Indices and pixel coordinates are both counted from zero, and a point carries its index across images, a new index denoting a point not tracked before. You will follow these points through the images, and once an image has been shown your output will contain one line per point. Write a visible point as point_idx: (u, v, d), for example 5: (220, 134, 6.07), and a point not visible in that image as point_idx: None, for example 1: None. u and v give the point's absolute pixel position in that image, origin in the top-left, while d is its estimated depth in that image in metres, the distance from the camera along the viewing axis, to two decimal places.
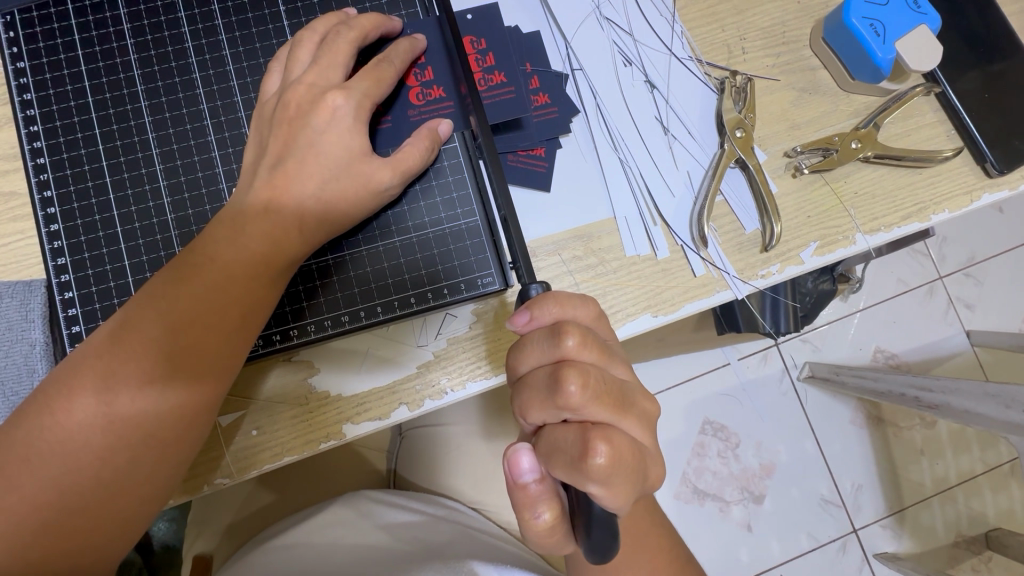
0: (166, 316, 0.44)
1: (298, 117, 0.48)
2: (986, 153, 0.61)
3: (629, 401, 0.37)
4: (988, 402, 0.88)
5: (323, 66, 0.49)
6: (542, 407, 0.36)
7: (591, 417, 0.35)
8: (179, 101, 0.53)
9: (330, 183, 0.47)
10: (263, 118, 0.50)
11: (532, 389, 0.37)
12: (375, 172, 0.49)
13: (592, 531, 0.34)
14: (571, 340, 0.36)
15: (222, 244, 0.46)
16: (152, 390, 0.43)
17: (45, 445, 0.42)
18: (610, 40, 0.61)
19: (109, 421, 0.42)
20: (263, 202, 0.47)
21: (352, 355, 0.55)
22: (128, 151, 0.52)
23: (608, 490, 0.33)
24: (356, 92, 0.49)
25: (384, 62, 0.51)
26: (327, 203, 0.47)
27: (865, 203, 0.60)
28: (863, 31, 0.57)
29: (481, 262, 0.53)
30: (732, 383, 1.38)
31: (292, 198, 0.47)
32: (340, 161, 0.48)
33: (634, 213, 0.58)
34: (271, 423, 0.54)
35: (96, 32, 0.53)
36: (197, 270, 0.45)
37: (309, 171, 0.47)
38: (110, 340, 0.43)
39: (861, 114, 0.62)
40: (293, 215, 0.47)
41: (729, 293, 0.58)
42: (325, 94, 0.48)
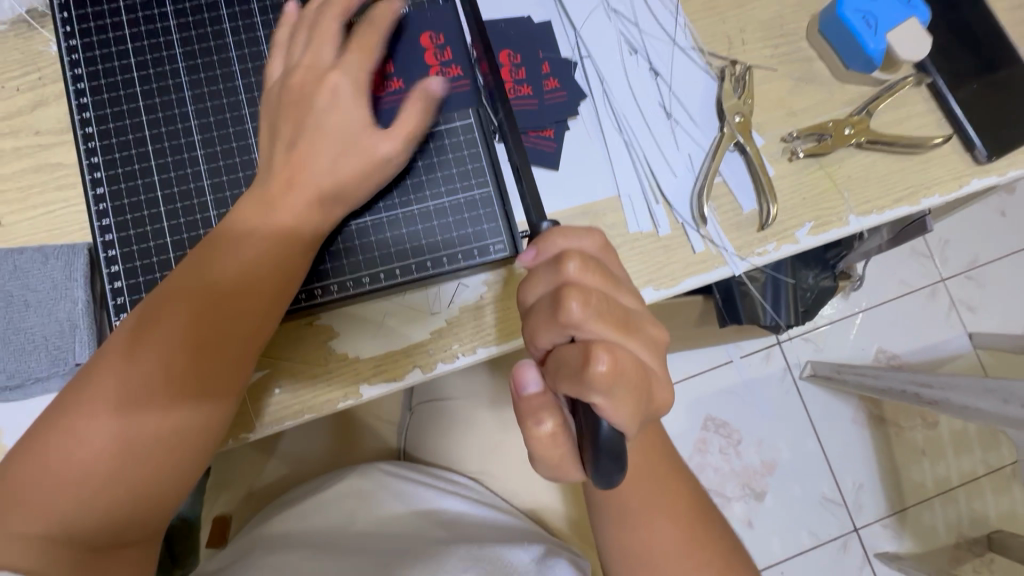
0: (193, 310, 0.47)
1: (333, 103, 0.52)
2: (976, 142, 0.64)
3: (634, 324, 0.40)
4: (988, 398, 0.91)
5: (354, 51, 0.53)
6: (549, 327, 0.39)
7: (595, 335, 0.38)
8: (216, 77, 0.57)
9: (357, 155, 0.51)
10: (271, 102, 0.54)
11: (540, 313, 0.40)
12: (401, 148, 0.53)
13: (598, 459, 0.35)
14: (573, 264, 0.39)
15: (247, 242, 0.49)
16: (177, 379, 0.46)
17: (86, 409, 0.44)
18: (617, 30, 0.65)
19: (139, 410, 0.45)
20: (298, 173, 0.51)
21: (369, 321, 0.59)
22: (169, 122, 0.56)
23: (611, 401, 0.35)
24: None
25: None
26: (355, 174, 0.51)
27: (857, 187, 0.63)
28: (857, 24, 0.61)
29: (493, 230, 0.57)
30: (733, 379, 1.40)
31: (328, 170, 0.51)
32: (367, 136, 0.52)
33: (637, 191, 0.62)
34: (293, 382, 0.57)
35: (141, 14, 0.58)
36: (227, 259, 0.48)
37: (339, 144, 0.51)
38: (140, 333, 0.46)
39: (855, 102, 0.65)
40: (326, 185, 0.51)
41: (727, 269, 0.61)
42: (359, 77, 0.52)
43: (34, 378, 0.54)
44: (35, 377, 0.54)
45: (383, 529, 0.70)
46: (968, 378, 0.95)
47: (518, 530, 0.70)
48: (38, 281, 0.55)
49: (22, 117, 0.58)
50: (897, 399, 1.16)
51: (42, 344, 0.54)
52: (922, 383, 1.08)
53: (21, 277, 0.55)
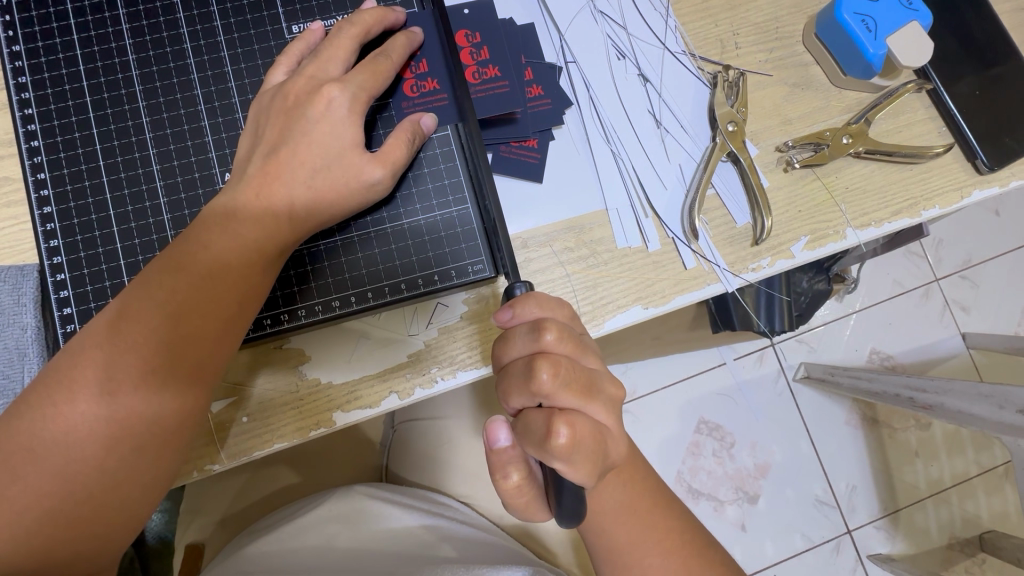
0: (135, 347, 0.43)
1: (295, 106, 0.48)
2: (977, 150, 0.61)
3: (599, 389, 0.38)
4: (982, 403, 0.88)
5: (321, 59, 0.50)
6: (519, 393, 0.38)
7: (561, 403, 0.37)
8: (173, 85, 0.53)
9: (327, 172, 0.48)
10: (262, 106, 0.50)
11: (511, 375, 0.39)
12: (366, 165, 0.49)
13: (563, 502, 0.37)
14: (550, 335, 0.38)
15: (191, 270, 0.45)
16: (121, 422, 0.42)
17: (23, 456, 0.41)
18: (604, 34, 0.61)
19: (79, 460, 0.42)
20: (256, 190, 0.47)
21: (341, 345, 0.55)
22: (123, 135, 0.52)
23: (571, 467, 0.35)
24: (352, 86, 0.49)
25: (379, 56, 0.51)
26: (326, 191, 0.48)
27: (855, 198, 0.61)
28: (855, 27, 0.58)
29: (471, 249, 0.54)
30: (727, 382, 1.38)
31: (284, 188, 0.47)
32: (336, 150, 0.48)
33: (626, 205, 0.58)
34: (262, 411, 0.54)
35: (92, 17, 0.53)
36: (196, 259, 0.45)
37: (308, 159, 0.48)
38: (75, 371, 0.42)
39: (853, 110, 0.62)
40: (284, 204, 0.47)
41: (720, 286, 0.58)
42: (322, 86, 0.49)
43: None
44: None
45: (365, 553, 0.67)
46: (963, 381, 0.94)
47: (509, 550, 0.68)
48: None
49: None
50: (892, 404, 1.14)
51: None
52: (915, 387, 1.07)
53: None
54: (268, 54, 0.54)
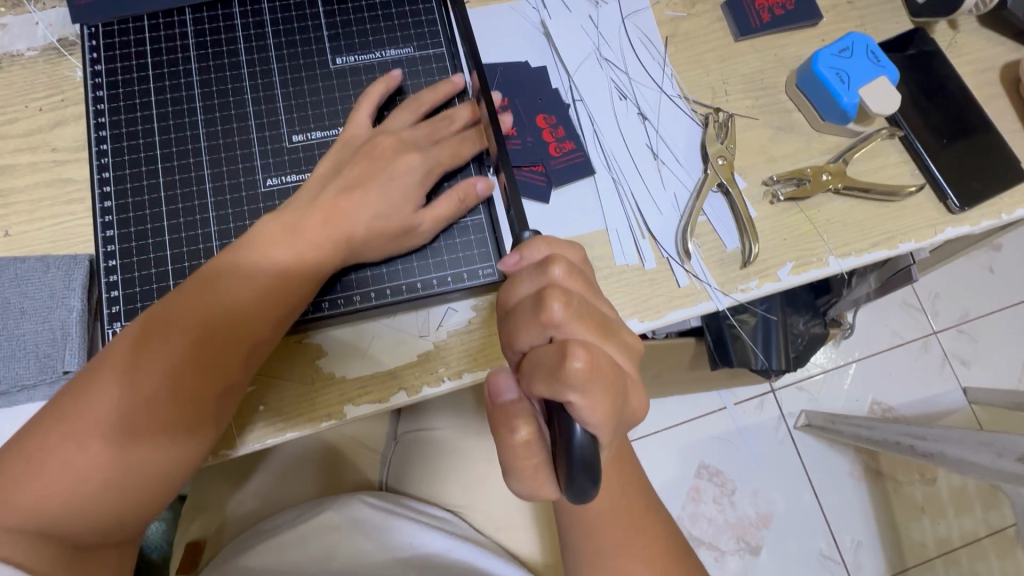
0: (186, 352, 0.47)
1: (380, 158, 0.56)
2: (948, 192, 0.67)
3: (613, 331, 0.37)
4: (982, 451, 0.90)
5: (419, 131, 0.59)
6: (529, 327, 0.36)
7: (574, 335, 0.35)
8: (229, 104, 0.61)
9: (388, 217, 0.55)
10: (349, 149, 0.57)
11: (517, 317, 0.37)
12: (417, 219, 0.56)
13: (575, 467, 0.31)
14: (558, 267, 0.37)
15: (259, 281, 0.51)
16: (131, 446, 0.45)
17: (85, 423, 0.45)
18: (608, 77, 0.69)
19: (83, 479, 0.44)
20: (324, 217, 0.53)
21: (356, 342, 0.59)
22: (181, 144, 0.59)
23: (587, 399, 0.32)
24: (432, 153, 0.58)
25: (417, 108, 0.60)
26: (380, 232, 0.55)
27: (836, 230, 0.66)
28: (830, 78, 0.65)
29: (482, 255, 0.59)
30: (727, 425, 1.39)
31: (344, 223, 0.53)
32: (403, 199, 0.56)
33: (624, 226, 0.64)
34: (278, 401, 0.58)
35: (165, 45, 0.62)
36: (258, 269, 0.51)
37: (375, 203, 0.55)
38: (140, 356, 0.46)
39: (833, 151, 0.69)
40: (341, 237, 0.53)
41: (711, 304, 0.63)
42: (405, 150, 0.57)
43: (20, 386, 0.55)
44: (21, 385, 0.55)
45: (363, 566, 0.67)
46: (963, 430, 0.95)
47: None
48: (36, 289, 0.56)
49: (39, 135, 0.62)
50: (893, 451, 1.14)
51: (34, 351, 0.55)
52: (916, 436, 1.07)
53: (19, 286, 0.56)
54: (313, 81, 0.62)
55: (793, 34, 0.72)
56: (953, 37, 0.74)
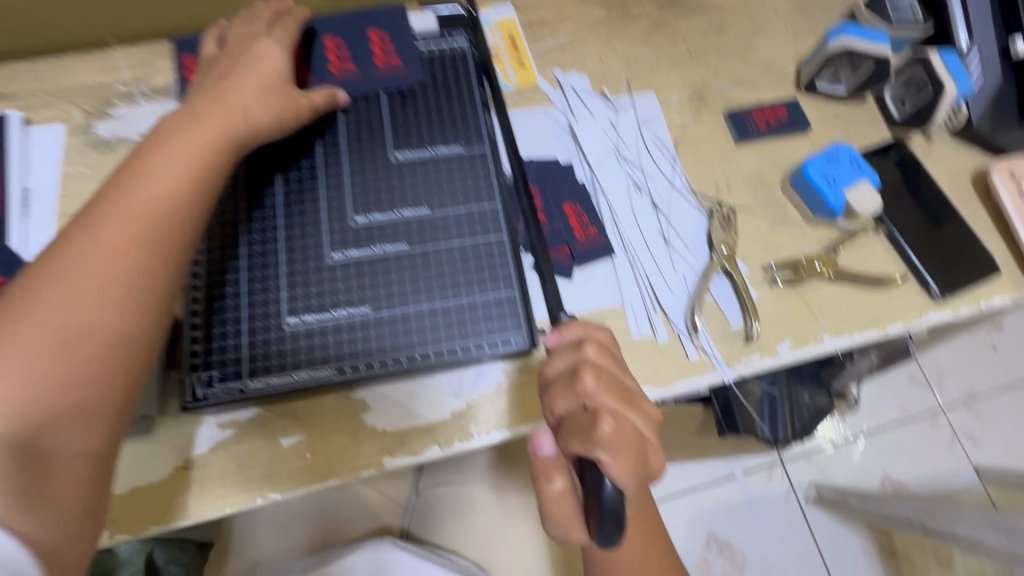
0: (118, 223, 0.51)
1: (231, 56, 0.66)
2: (929, 280, 0.75)
3: (637, 399, 0.43)
4: (989, 530, 0.92)
5: (273, 42, 0.67)
6: (565, 395, 0.42)
7: (603, 404, 0.41)
8: (300, 182, 0.69)
9: (274, 91, 0.64)
10: (206, 81, 0.64)
11: (555, 385, 0.44)
12: (297, 98, 0.66)
13: (604, 519, 0.38)
14: (591, 345, 0.44)
15: (170, 163, 0.55)
16: (78, 347, 0.47)
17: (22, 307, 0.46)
18: (625, 172, 0.79)
19: (31, 359, 0.45)
20: (189, 117, 0.60)
21: (397, 399, 0.66)
22: (261, 219, 0.67)
23: (614, 459, 0.38)
24: (277, 39, 0.68)
25: (288, 19, 0.71)
26: (276, 107, 0.64)
27: (830, 312, 0.73)
28: (819, 182, 0.76)
29: (516, 326, 0.66)
30: (736, 495, 1.40)
31: (236, 98, 0.62)
32: (277, 80, 0.65)
33: (639, 303, 0.72)
34: (324, 449, 0.64)
35: None
36: (171, 155, 0.56)
37: (232, 96, 0.62)
38: (76, 240, 0.50)
39: (825, 242, 0.78)
40: (234, 108, 0.61)
41: (717, 375, 0.69)
42: (256, 40, 0.67)
43: None
44: None
45: None
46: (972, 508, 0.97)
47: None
48: None
49: None
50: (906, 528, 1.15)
51: None
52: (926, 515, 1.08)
53: None
54: (373, 165, 0.71)
55: (786, 141, 0.83)
56: (928, 147, 0.84)
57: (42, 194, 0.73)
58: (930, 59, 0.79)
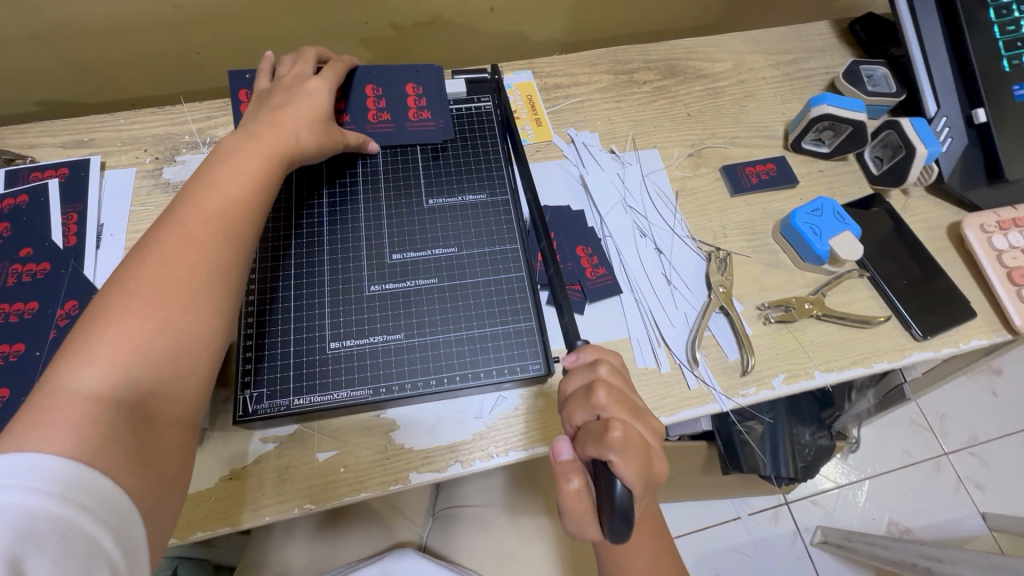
0: (204, 227, 0.59)
1: (282, 91, 0.75)
2: (911, 322, 0.82)
3: (644, 412, 0.49)
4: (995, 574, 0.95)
5: (317, 83, 0.76)
6: (581, 407, 0.48)
7: (615, 415, 0.47)
8: (345, 223, 0.78)
9: (324, 128, 0.74)
10: (258, 108, 0.73)
11: (572, 399, 0.50)
12: (341, 134, 0.77)
13: (614, 514, 0.43)
14: (604, 365, 0.50)
15: (243, 177, 0.64)
16: (174, 328, 0.53)
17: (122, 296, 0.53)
18: (631, 219, 0.88)
19: (134, 341, 0.51)
20: (251, 135, 0.68)
21: (425, 418, 0.73)
22: (309, 253, 0.76)
23: (623, 461, 0.44)
24: (325, 80, 0.78)
25: (337, 64, 0.81)
26: (324, 132, 0.74)
27: (820, 349, 0.80)
28: (805, 230, 0.83)
29: (533, 354, 0.73)
30: (742, 536, 1.42)
31: (291, 123, 0.70)
32: (323, 116, 0.75)
33: (644, 337, 0.79)
34: (357, 463, 0.70)
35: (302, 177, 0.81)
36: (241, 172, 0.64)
37: (290, 121, 0.71)
38: (166, 241, 0.56)
39: (814, 285, 0.85)
40: (292, 129, 0.70)
41: (715, 404, 0.76)
42: (304, 79, 0.76)
43: None
44: None
45: None
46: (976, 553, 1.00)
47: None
48: None
49: None
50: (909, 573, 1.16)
51: None
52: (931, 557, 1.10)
53: None
54: (409, 209, 0.80)
55: (776, 193, 0.93)
56: (906, 201, 0.93)
57: (113, 229, 0.83)
58: (899, 123, 0.88)
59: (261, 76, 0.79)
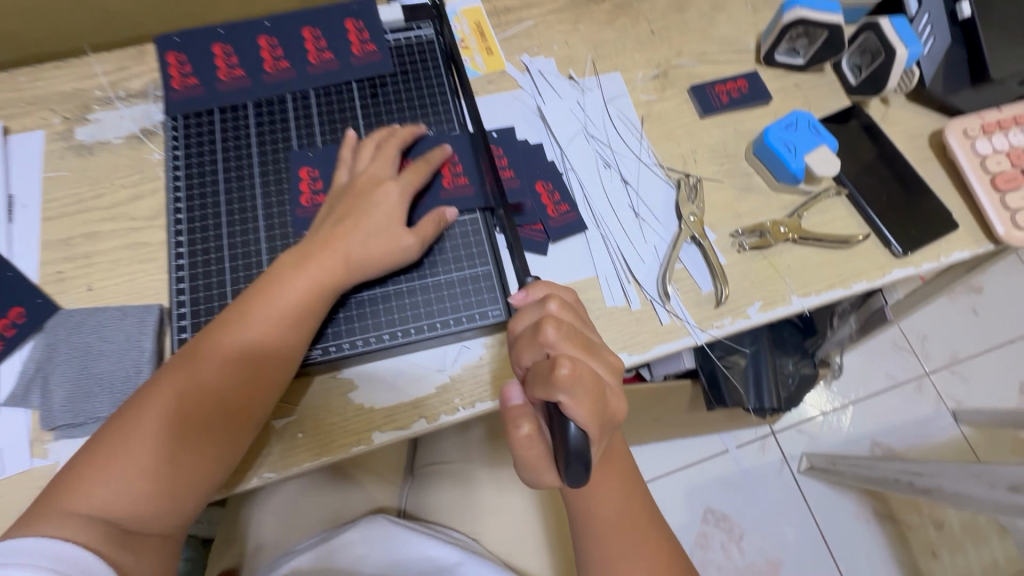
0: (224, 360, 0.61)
1: (361, 194, 0.67)
2: (890, 239, 0.78)
3: (597, 349, 0.46)
4: (977, 483, 0.95)
5: (378, 164, 0.69)
6: (530, 348, 0.45)
7: (566, 353, 0.44)
8: (282, 177, 0.72)
9: (382, 237, 0.65)
10: (334, 199, 0.69)
11: (521, 341, 0.47)
12: (403, 236, 0.66)
13: (569, 455, 0.40)
14: (552, 300, 0.47)
15: (257, 316, 0.62)
16: (181, 454, 0.58)
17: (149, 414, 0.59)
18: (594, 150, 0.82)
19: (148, 460, 0.57)
20: (323, 244, 0.64)
21: (383, 375, 0.68)
22: (243, 214, 0.70)
23: (574, 400, 0.41)
24: (403, 182, 0.68)
25: (422, 161, 0.71)
26: (378, 251, 0.65)
27: (796, 273, 0.76)
28: (780, 148, 0.78)
29: (492, 299, 0.69)
30: (732, 469, 1.43)
31: (344, 244, 0.64)
32: (387, 223, 0.66)
33: (612, 274, 0.75)
34: (314, 428, 0.66)
35: (229, 131, 0.74)
36: (269, 292, 0.63)
37: (365, 227, 0.65)
38: (197, 357, 0.61)
39: (789, 207, 0.80)
40: (340, 253, 0.64)
41: (690, 338, 0.72)
42: (381, 182, 0.68)
43: (96, 415, 0.64)
44: (96, 416, 0.64)
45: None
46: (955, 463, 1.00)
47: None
48: (115, 333, 0.66)
49: (122, 207, 0.75)
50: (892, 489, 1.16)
51: (107, 387, 0.65)
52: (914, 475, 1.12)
53: (101, 331, 0.67)
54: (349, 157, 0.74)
55: (749, 111, 0.86)
56: (885, 111, 0.87)
57: (25, 200, 0.75)
58: (878, 24, 0.81)
59: (337, 165, 0.71)
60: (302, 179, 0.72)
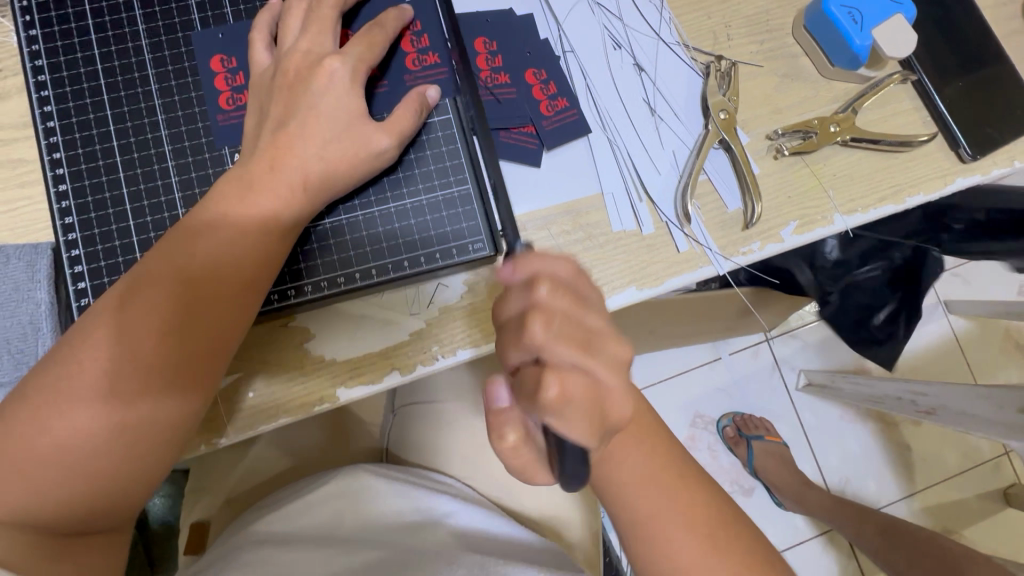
0: (149, 316, 0.43)
1: (297, 81, 0.49)
2: (960, 139, 0.63)
3: (598, 344, 0.37)
4: (981, 403, 0.91)
5: (314, 34, 0.50)
6: (516, 346, 0.38)
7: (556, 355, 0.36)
8: (184, 69, 0.54)
9: (344, 139, 0.49)
10: (263, 86, 0.51)
11: (507, 332, 0.39)
12: (374, 134, 0.50)
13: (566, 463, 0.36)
14: (544, 288, 0.37)
15: (204, 247, 0.45)
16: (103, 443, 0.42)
17: (63, 382, 0.42)
18: (600, 24, 0.63)
19: (65, 446, 0.41)
20: (269, 161, 0.48)
21: (347, 321, 0.57)
22: (137, 121, 0.53)
23: (561, 422, 0.35)
24: (351, 57, 0.50)
25: (374, 27, 0.52)
26: (341, 159, 0.49)
27: (842, 185, 0.63)
28: (842, 19, 0.60)
29: (473, 229, 0.55)
30: (722, 375, 1.36)
31: (296, 158, 0.48)
32: (348, 119, 0.49)
33: (620, 190, 0.60)
34: (268, 386, 0.55)
35: (106, 4, 0.55)
36: (215, 225, 0.46)
37: (320, 130, 0.48)
38: (117, 310, 0.43)
39: (841, 100, 0.65)
40: (296, 174, 0.48)
41: (711, 268, 0.60)
42: (323, 59, 0.49)
43: None
44: None
45: (370, 530, 0.67)
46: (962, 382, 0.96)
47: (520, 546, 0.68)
48: None
49: None
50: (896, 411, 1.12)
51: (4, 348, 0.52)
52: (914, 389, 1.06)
53: None
54: None
55: None
56: None
57: None
58: None
59: (253, 44, 0.53)
60: (215, 70, 0.54)
